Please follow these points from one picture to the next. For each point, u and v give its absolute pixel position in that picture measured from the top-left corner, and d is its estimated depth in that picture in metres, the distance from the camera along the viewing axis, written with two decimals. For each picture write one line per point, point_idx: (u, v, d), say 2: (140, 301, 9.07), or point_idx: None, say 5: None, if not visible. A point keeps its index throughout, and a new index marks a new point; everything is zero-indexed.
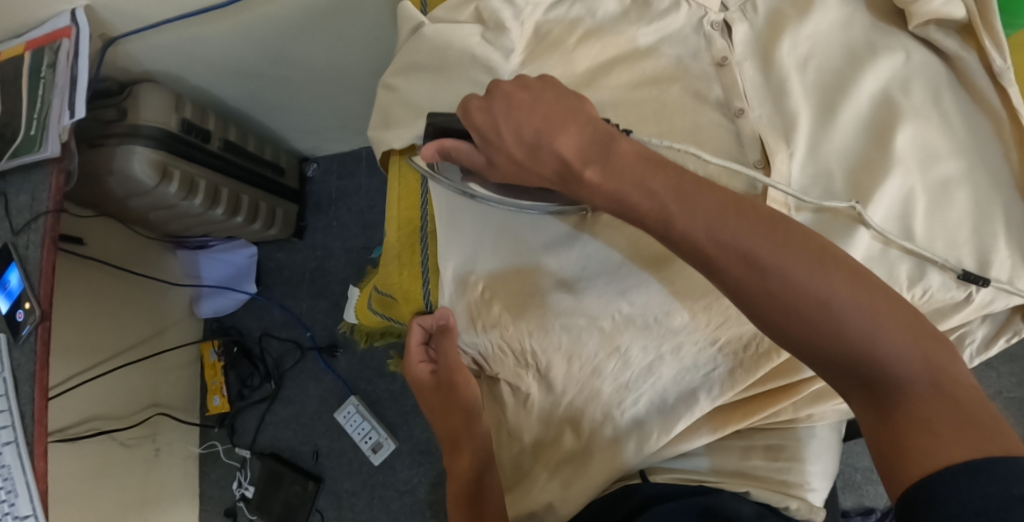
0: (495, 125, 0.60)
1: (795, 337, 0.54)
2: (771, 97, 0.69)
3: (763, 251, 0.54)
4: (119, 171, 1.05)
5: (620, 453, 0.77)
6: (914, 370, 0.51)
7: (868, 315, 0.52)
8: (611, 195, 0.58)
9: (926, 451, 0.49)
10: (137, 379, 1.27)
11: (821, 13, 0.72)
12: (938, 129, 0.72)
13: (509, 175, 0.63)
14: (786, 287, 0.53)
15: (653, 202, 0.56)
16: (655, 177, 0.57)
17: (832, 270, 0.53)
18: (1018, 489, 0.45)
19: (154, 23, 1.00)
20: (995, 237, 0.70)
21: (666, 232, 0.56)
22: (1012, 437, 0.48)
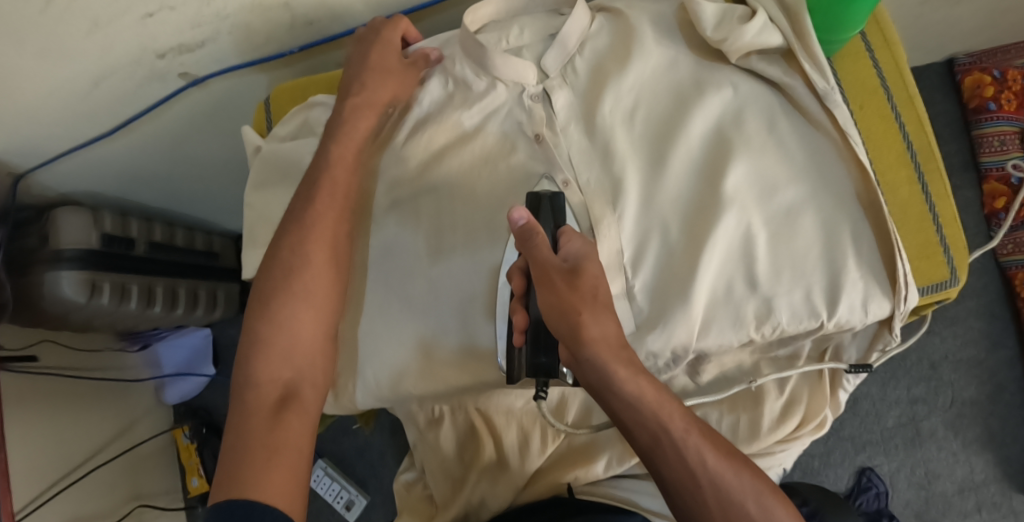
0: (658, 386, 0.66)
1: None
2: (597, 158, 0.75)
3: (753, 501, 0.64)
4: (50, 295, 1.10)
5: (529, 451, 0.87)
6: None
7: (742, 481, 0.64)
8: (617, 391, 0.64)
9: None
10: (116, 476, 1.32)
11: (640, 63, 0.74)
12: (777, 157, 0.73)
13: (548, 298, 0.63)
14: (746, 516, 0.63)
15: (656, 412, 0.64)
16: (650, 392, 0.65)
17: (777, 508, 0.64)
18: None
19: (55, 155, 1.05)
20: (844, 258, 0.71)
21: (595, 368, 0.64)
22: None
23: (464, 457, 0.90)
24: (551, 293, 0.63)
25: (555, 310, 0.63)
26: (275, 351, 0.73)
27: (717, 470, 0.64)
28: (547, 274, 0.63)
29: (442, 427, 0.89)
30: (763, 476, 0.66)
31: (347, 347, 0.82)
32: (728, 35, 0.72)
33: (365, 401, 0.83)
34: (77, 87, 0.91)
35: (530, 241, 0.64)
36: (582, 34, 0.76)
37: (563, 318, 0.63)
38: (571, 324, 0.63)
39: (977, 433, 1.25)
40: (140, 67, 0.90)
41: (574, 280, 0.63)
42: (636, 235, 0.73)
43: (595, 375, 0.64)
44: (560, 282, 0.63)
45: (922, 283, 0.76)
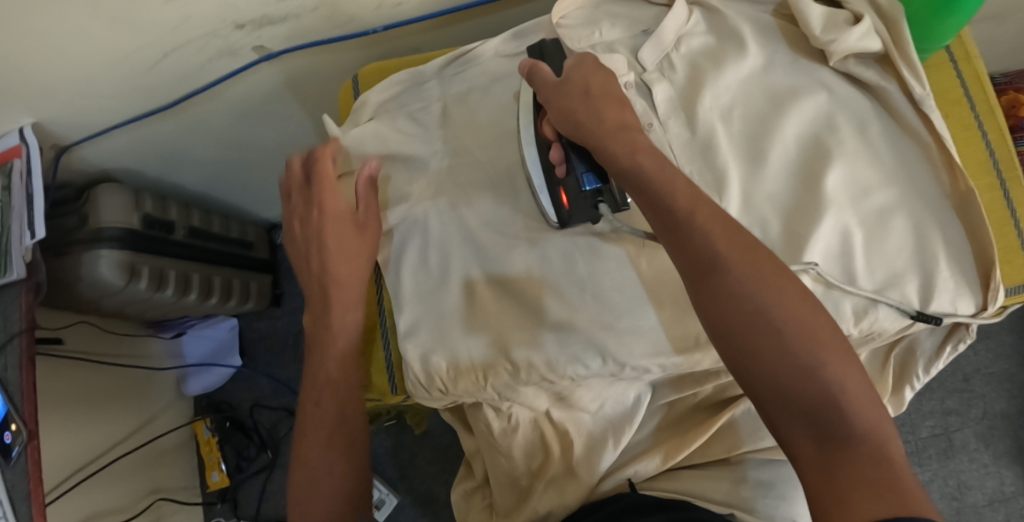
0: (665, 164, 0.67)
1: (679, 268, 0.63)
2: (698, 152, 0.77)
3: (688, 211, 0.63)
4: (87, 277, 1.05)
5: (597, 454, 0.87)
6: (786, 318, 0.60)
7: (680, 193, 0.65)
8: (569, 121, 0.71)
9: (757, 354, 0.60)
10: (133, 471, 1.27)
11: (737, 63, 0.79)
12: (869, 163, 0.76)
13: (558, 106, 0.72)
14: (683, 224, 0.63)
15: (611, 128, 0.69)
16: (620, 124, 0.69)
17: (714, 227, 0.63)
18: (805, 372, 0.58)
19: (103, 129, 1.02)
20: (935, 260, 0.75)
21: (565, 106, 0.71)
22: (817, 370, 0.58)
23: (532, 464, 0.90)
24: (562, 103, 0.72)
25: (559, 109, 0.72)
26: (306, 476, 0.79)
27: (728, 256, 0.62)
28: (548, 94, 0.73)
29: (515, 437, 0.88)
30: (780, 268, 0.62)
31: (441, 332, 0.80)
32: (835, 36, 0.76)
33: (453, 385, 0.79)
34: (142, 57, 0.88)
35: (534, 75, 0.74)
36: (679, 31, 0.80)
37: (564, 122, 0.71)
38: (574, 124, 0.70)
39: (1008, 446, 1.26)
40: (214, 39, 0.87)
41: (562, 88, 0.72)
42: (740, 228, 0.75)
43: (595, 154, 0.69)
44: (552, 93, 0.73)
45: (1006, 284, 0.77)
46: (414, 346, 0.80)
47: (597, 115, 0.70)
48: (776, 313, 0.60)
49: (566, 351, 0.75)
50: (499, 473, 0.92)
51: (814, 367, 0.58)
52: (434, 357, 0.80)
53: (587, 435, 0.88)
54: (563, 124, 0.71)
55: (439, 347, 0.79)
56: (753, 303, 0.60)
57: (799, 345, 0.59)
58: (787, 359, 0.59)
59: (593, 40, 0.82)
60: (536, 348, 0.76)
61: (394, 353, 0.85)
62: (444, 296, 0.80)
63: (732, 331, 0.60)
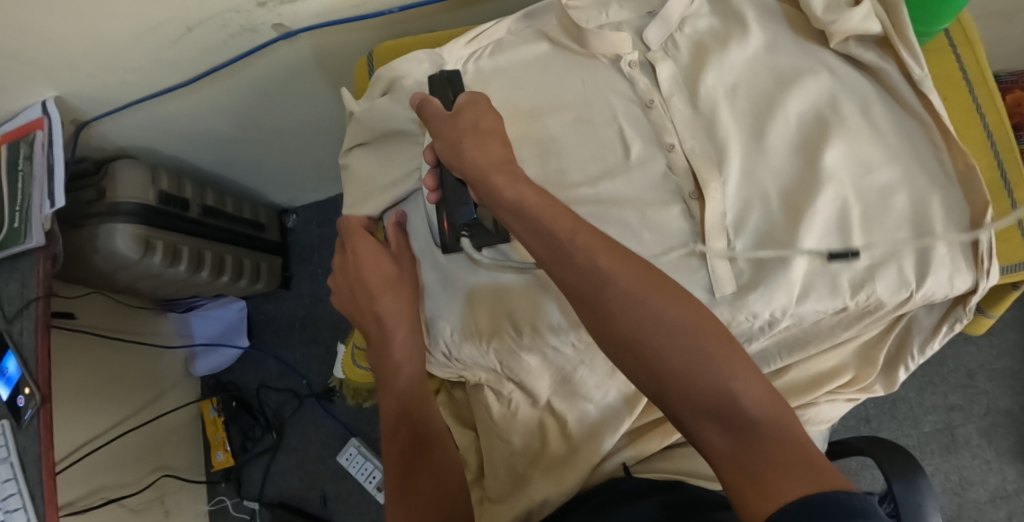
0: (546, 192, 0.70)
1: (572, 288, 0.66)
2: (703, 128, 0.78)
3: (566, 234, 0.67)
4: (103, 249, 1.08)
5: (598, 438, 0.85)
6: (673, 322, 0.62)
7: (561, 214, 0.68)
8: (455, 153, 0.74)
9: (652, 359, 0.61)
10: (140, 446, 1.29)
11: (741, 43, 0.80)
12: (871, 140, 0.78)
13: (448, 140, 0.75)
14: (567, 244, 0.66)
15: (501, 156, 0.73)
16: (499, 150, 0.74)
17: (594, 247, 0.66)
18: (698, 367, 0.60)
19: (123, 105, 1.04)
20: (934, 236, 0.76)
21: (451, 144, 0.74)
22: (710, 366, 0.60)
23: (529, 453, 0.87)
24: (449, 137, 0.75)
25: (445, 145, 0.75)
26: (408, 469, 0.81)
27: (612, 270, 0.64)
28: (438, 129, 0.76)
29: (517, 419, 0.87)
30: (660, 277, 0.65)
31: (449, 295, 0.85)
32: (836, 17, 0.76)
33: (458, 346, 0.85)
34: (166, 31, 0.91)
35: (425, 109, 0.78)
36: (683, 13, 0.81)
37: (452, 152, 0.74)
38: (459, 155, 0.74)
39: (1011, 442, 1.26)
40: (236, 16, 0.90)
41: (453, 121, 0.75)
42: (741, 200, 0.77)
43: (481, 190, 0.72)
44: (444, 125, 0.76)
45: (1003, 264, 0.79)
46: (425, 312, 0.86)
47: (480, 151, 0.73)
48: (661, 318, 0.62)
49: (572, 316, 0.79)
50: (495, 460, 0.88)
51: (699, 362, 0.60)
52: (441, 321, 0.85)
53: (587, 426, 0.86)
54: (455, 157, 0.74)
55: (447, 313, 0.85)
56: (642, 311, 0.63)
57: (681, 344, 0.61)
58: (673, 354, 0.61)
59: (602, 22, 0.83)
60: (543, 314, 0.80)
61: None
62: (453, 264, 0.84)
63: (622, 340, 0.63)
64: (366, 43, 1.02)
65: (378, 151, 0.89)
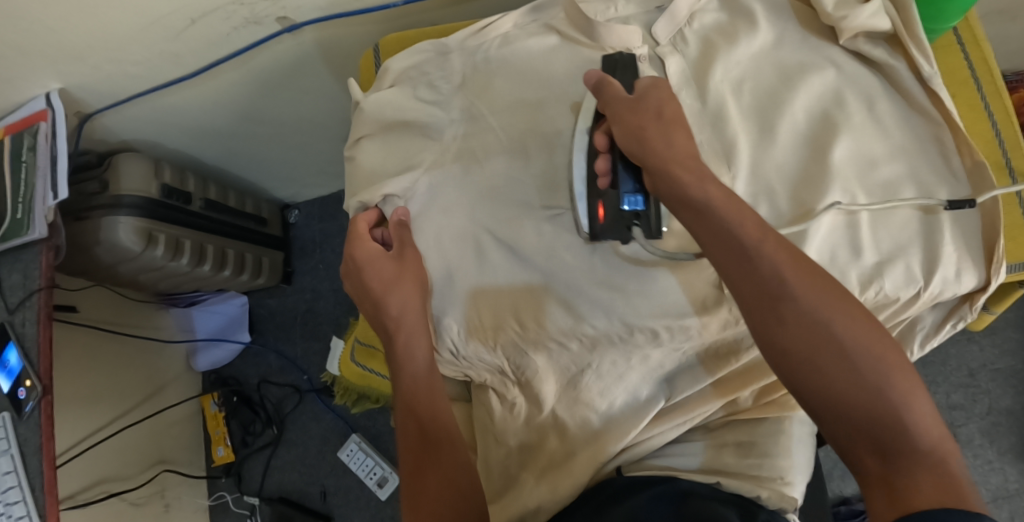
0: (730, 193, 0.65)
1: (742, 293, 0.62)
2: (708, 122, 0.78)
3: (747, 237, 0.62)
4: (105, 242, 1.08)
5: (597, 441, 0.84)
6: (850, 340, 0.58)
7: (737, 215, 0.64)
8: (632, 141, 0.69)
9: (824, 374, 0.58)
10: (141, 440, 1.29)
11: (749, 38, 0.80)
12: (878, 137, 0.77)
13: (627, 126, 0.70)
14: (743, 248, 0.62)
15: (670, 148, 0.68)
16: (679, 140, 0.68)
17: (777, 252, 0.62)
18: (876, 393, 0.57)
19: (127, 97, 1.04)
20: (941, 233, 0.76)
21: (632, 129, 0.69)
22: (884, 394, 0.57)
23: (525, 454, 0.88)
24: (626, 121, 0.70)
25: (626, 129, 0.70)
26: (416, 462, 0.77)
27: (794, 281, 0.60)
28: (616, 110, 0.71)
29: (516, 418, 0.88)
30: (845, 292, 0.61)
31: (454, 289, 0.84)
32: (846, 13, 0.76)
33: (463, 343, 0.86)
34: (171, 23, 0.91)
35: (603, 89, 0.72)
36: (691, 7, 0.81)
37: (630, 138, 0.69)
38: (642, 142, 0.69)
39: (1012, 442, 1.26)
40: (240, 8, 0.90)
41: (637, 106, 0.70)
42: (748, 196, 0.77)
43: (663, 185, 0.67)
44: (626, 109, 0.70)
45: (1010, 261, 0.79)
46: None
47: (669, 139, 0.68)
48: (838, 333, 0.58)
49: (574, 312, 0.80)
50: (493, 463, 0.89)
51: (872, 380, 0.57)
52: (447, 317, 0.85)
53: (588, 432, 0.85)
54: (639, 143, 0.69)
55: (452, 309, 0.84)
56: (816, 324, 0.59)
57: (852, 358, 0.58)
58: (844, 373, 0.58)
59: (608, 16, 0.83)
60: (551, 314, 0.80)
61: None
62: (460, 258, 0.83)
63: (794, 349, 0.59)
64: (371, 36, 1.02)
65: (384, 140, 0.86)
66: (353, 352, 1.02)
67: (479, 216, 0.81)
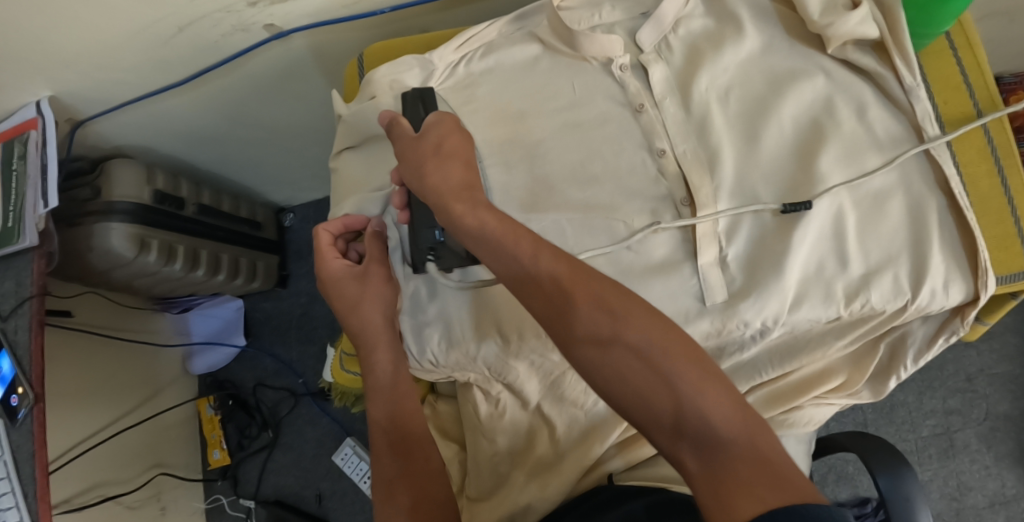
0: (506, 218, 0.67)
1: (537, 309, 0.62)
2: (694, 131, 0.78)
3: (528, 255, 0.64)
4: (99, 248, 1.08)
5: (588, 446, 0.85)
6: (641, 339, 0.57)
7: (504, 232, 0.66)
8: (420, 179, 0.71)
9: (621, 378, 0.57)
10: (137, 444, 1.29)
11: (735, 46, 0.79)
12: (869, 145, 0.76)
13: (411, 165, 0.72)
14: (521, 265, 0.63)
15: (450, 183, 0.70)
16: (458, 173, 0.71)
17: (556, 265, 0.63)
18: (669, 384, 0.55)
19: (118, 104, 1.04)
20: (930, 244, 0.74)
21: (416, 175, 0.71)
22: (676, 387, 0.55)
23: (515, 456, 0.89)
24: (410, 160, 0.72)
25: (410, 170, 0.72)
26: (398, 476, 0.76)
27: (575, 290, 0.61)
28: (405, 149, 0.73)
29: (504, 421, 0.88)
30: (628, 295, 0.61)
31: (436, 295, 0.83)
32: (833, 20, 0.75)
33: (443, 354, 0.84)
34: (159, 31, 0.91)
35: (394, 128, 0.76)
36: (677, 14, 0.80)
37: (416, 176, 0.72)
38: (421, 178, 0.71)
39: (1010, 448, 1.25)
40: (227, 16, 0.90)
41: (416, 143, 0.73)
42: (733, 209, 0.76)
43: (442, 216, 0.69)
44: (410, 147, 0.73)
45: (1000, 273, 0.77)
46: (409, 318, 0.85)
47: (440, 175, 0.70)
48: (625, 335, 0.58)
49: None
50: (481, 462, 0.89)
51: (659, 374, 0.56)
52: (427, 328, 0.84)
53: (575, 434, 0.87)
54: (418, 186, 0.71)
55: (434, 320, 0.83)
56: (605, 327, 0.58)
57: (630, 353, 0.57)
58: (636, 371, 0.57)
59: (593, 23, 0.82)
60: (529, 324, 0.80)
61: None
62: (444, 269, 0.83)
63: (587, 356, 0.59)
64: (359, 43, 1.02)
65: (366, 153, 0.88)
66: (342, 360, 1.01)
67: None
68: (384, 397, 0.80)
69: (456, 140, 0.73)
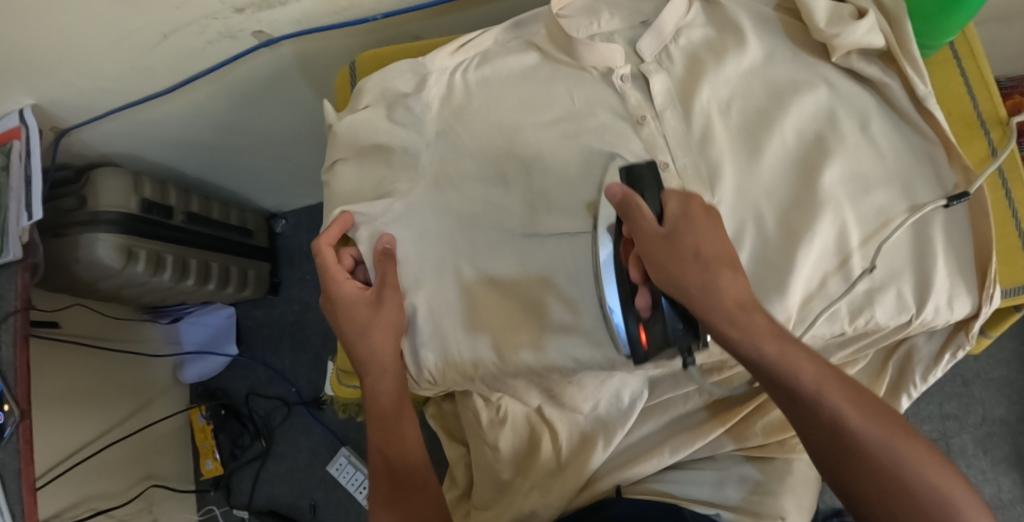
0: (764, 319, 0.64)
1: (792, 417, 0.65)
2: (694, 144, 0.76)
3: (790, 366, 0.63)
4: (85, 258, 1.05)
5: (588, 455, 0.86)
6: (885, 453, 0.61)
7: (762, 338, 0.64)
8: (673, 282, 0.65)
9: (873, 491, 0.62)
10: (127, 456, 1.27)
11: (736, 56, 0.77)
12: (871, 158, 0.75)
13: (661, 273, 0.66)
14: (776, 376, 0.63)
15: (698, 286, 0.64)
16: (709, 280, 0.65)
17: (812, 377, 0.63)
18: (920, 503, 0.60)
19: (105, 112, 1.02)
20: (934, 259, 0.74)
21: (675, 282, 0.65)
22: (932, 503, 0.60)
23: (518, 464, 0.89)
24: (666, 266, 0.65)
25: (666, 281, 0.65)
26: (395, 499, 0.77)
27: (833, 399, 0.63)
28: (648, 246, 0.66)
29: (504, 429, 0.89)
30: (874, 400, 0.63)
31: (429, 313, 0.82)
32: (840, 30, 0.74)
33: (440, 373, 0.83)
34: (144, 38, 0.88)
35: (630, 210, 0.67)
36: (678, 23, 0.79)
37: (666, 281, 0.65)
38: (682, 290, 0.65)
39: (1007, 453, 1.25)
40: (215, 23, 0.87)
41: (674, 244, 0.65)
42: (733, 224, 0.75)
43: (705, 330, 0.66)
44: (663, 244, 0.66)
45: (1005, 286, 0.77)
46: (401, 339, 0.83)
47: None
48: (874, 446, 0.61)
49: (554, 343, 0.78)
50: (482, 467, 0.91)
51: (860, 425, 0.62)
52: (423, 350, 0.82)
53: (575, 441, 0.87)
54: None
55: (430, 341, 0.82)
56: (850, 435, 0.62)
57: (831, 406, 0.62)
58: (889, 486, 0.61)
59: (591, 32, 0.81)
60: (527, 342, 0.79)
61: None
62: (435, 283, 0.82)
63: (836, 465, 0.63)
64: (350, 50, 0.99)
65: (358, 163, 0.86)
66: (340, 374, 0.99)
67: (456, 242, 0.82)
68: (385, 418, 0.81)
69: (710, 228, 0.67)
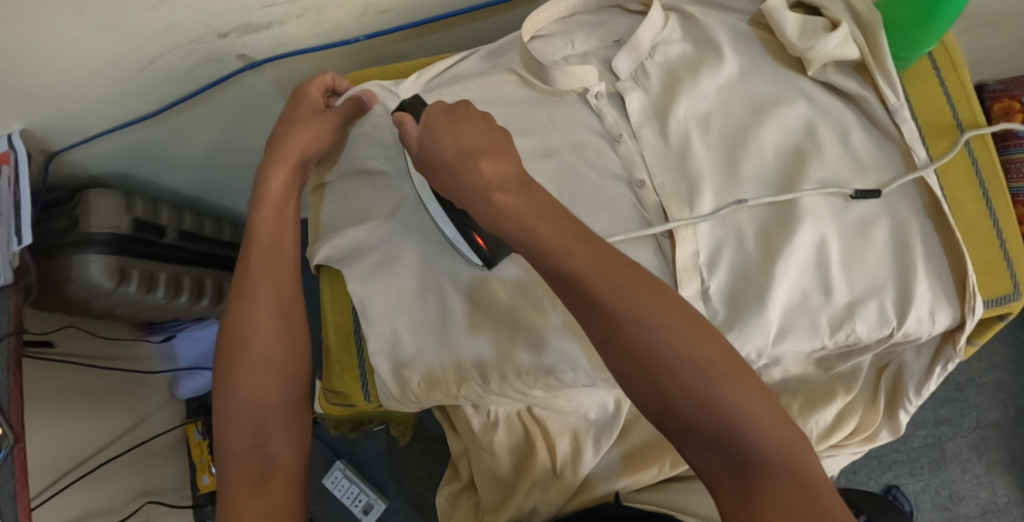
0: (590, 245, 0.62)
1: (603, 334, 0.61)
2: (672, 161, 0.77)
3: (591, 274, 0.60)
4: (77, 279, 1.06)
5: (581, 458, 0.88)
6: (693, 360, 0.58)
7: (581, 254, 0.61)
8: (518, 223, 0.63)
9: (683, 405, 0.58)
10: (124, 473, 1.27)
11: (713, 72, 0.77)
12: (852, 171, 0.75)
13: (487, 214, 0.64)
14: (586, 288, 0.60)
15: (531, 220, 0.63)
16: (532, 218, 0.63)
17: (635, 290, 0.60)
18: (722, 412, 0.57)
19: (94, 134, 1.02)
20: (916, 272, 0.74)
21: (486, 208, 0.64)
22: (731, 416, 0.57)
23: (517, 463, 0.91)
24: (489, 207, 0.64)
25: (485, 210, 0.64)
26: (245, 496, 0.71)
27: (644, 308, 0.60)
28: (468, 196, 0.66)
29: (497, 433, 0.90)
30: (691, 318, 0.61)
31: (414, 335, 0.82)
32: (813, 42, 0.74)
33: (427, 395, 0.83)
34: (130, 62, 0.88)
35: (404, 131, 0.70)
36: (655, 39, 0.79)
37: (485, 210, 0.64)
38: (496, 218, 0.64)
39: (1001, 456, 1.25)
40: (199, 47, 0.88)
41: (468, 180, 0.65)
42: (712, 240, 0.75)
43: (518, 241, 0.64)
44: (445, 174, 0.67)
45: (986, 297, 0.78)
46: (386, 361, 0.83)
47: (474, 174, 0.65)
48: (679, 356, 0.58)
49: (541, 362, 0.77)
50: (483, 471, 0.93)
51: (685, 358, 0.58)
52: (409, 371, 0.83)
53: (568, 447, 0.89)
54: (459, 193, 0.66)
55: (416, 361, 0.82)
56: (654, 347, 0.59)
57: (636, 325, 0.59)
58: (688, 396, 0.58)
59: (566, 53, 0.81)
60: (514, 359, 0.78)
61: (367, 361, 0.89)
62: (421, 307, 0.82)
63: (639, 373, 0.59)
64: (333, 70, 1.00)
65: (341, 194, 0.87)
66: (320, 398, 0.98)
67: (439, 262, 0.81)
68: (246, 403, 0.75)
69: (498, 151, 0.67)
